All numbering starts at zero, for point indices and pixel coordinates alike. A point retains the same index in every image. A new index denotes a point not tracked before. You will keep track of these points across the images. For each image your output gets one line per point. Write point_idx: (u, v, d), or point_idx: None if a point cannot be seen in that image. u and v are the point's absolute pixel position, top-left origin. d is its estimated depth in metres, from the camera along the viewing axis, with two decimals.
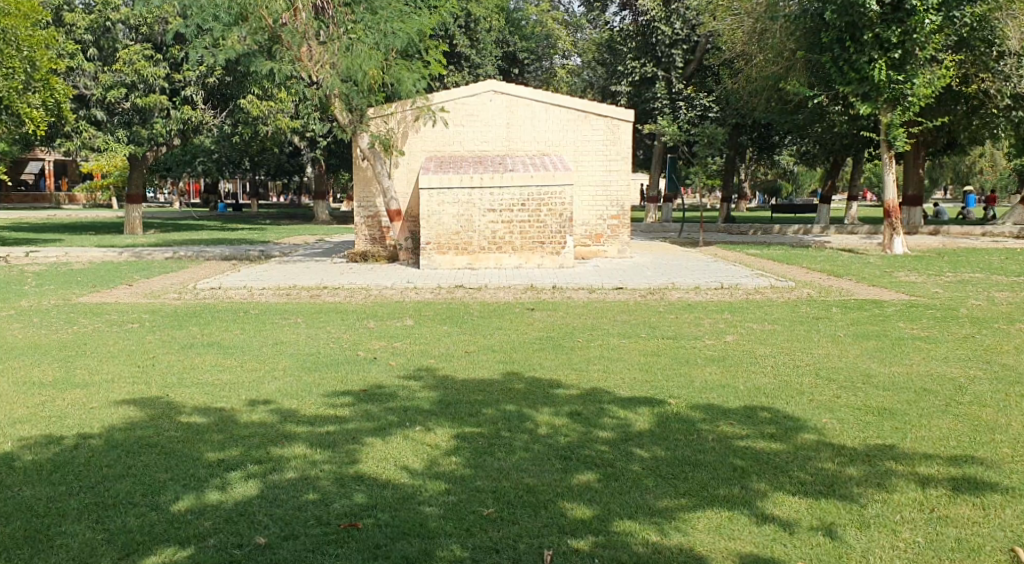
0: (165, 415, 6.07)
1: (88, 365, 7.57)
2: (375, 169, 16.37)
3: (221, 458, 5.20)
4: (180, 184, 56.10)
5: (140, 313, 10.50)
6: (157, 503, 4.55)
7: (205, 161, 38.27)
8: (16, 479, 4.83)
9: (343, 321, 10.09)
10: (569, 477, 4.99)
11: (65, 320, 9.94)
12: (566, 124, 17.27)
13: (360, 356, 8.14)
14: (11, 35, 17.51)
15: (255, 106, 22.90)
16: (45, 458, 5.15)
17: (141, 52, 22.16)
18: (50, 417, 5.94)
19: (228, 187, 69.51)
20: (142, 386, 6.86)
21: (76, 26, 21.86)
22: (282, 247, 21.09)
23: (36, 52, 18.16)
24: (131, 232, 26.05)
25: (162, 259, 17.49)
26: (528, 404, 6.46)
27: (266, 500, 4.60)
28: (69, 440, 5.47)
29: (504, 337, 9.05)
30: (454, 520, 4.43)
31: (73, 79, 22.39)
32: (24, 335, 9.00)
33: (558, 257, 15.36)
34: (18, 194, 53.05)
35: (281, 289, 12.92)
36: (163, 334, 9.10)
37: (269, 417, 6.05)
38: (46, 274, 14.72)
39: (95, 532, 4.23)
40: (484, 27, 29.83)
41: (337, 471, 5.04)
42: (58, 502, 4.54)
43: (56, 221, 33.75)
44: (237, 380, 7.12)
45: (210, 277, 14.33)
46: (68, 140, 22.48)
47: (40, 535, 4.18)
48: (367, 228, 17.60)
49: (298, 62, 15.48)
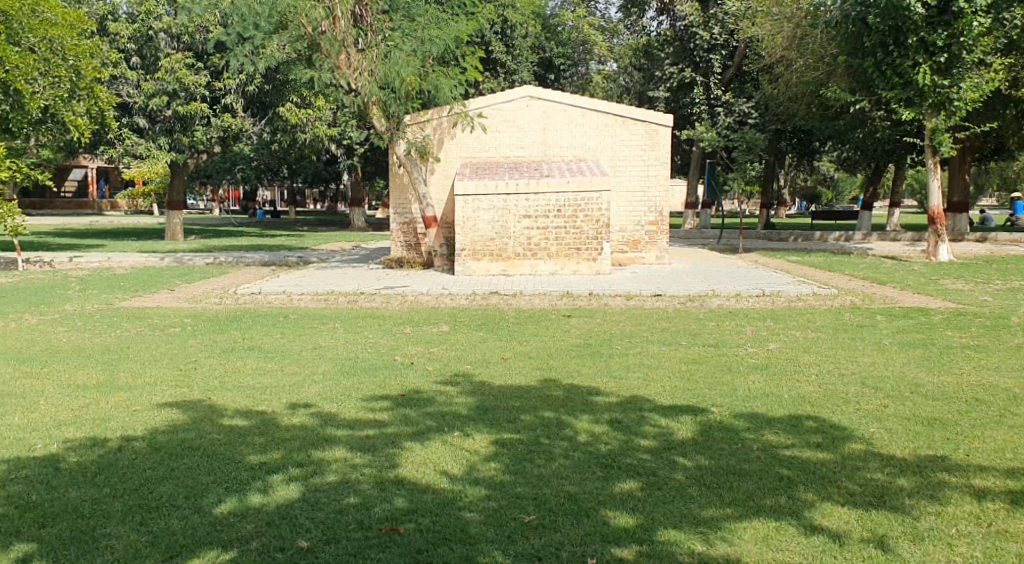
0: (207, 418, 6.11)
1: (132, 368, 7.67)
2: (411, 176, 16.43)
3: (262, 461, 5.20)
4: (218, 191, 57.06)
5: (182, 318, 10.65)
6: (201, 505, 4.56)
7: (243, 168, 38.83)
8: (63, 480, 4.87)
9: (381, 327, 10.09)
10: (611, 485, 4.92)
11: (110, 324, 10.10)
12: (603, 129, 17.19)
13: (396, 362, 8.10)
14: (58, 45, 18.06)
15: (294, 114, 23.23)
16: (90, 460, 5.20)
17: (182, 61, 22.46)
18: (94, 420, 6.00)
19: (266, 195, 70.47)
20: (185, 389, 6.92)
21: (120, 34, 22.28)
22: (320, 253, 21.26)
23: (82, 61, 18.62)
24: (171, 238, 26.41)
25: (203, 265, 17.75)
26: (568, 411, 6.39)
27: (307, 504, 4.59)
28: (114, 442, 5.52)
29: (542, 343, 9.01)
30: (496, 526, 4.38)
31: (117, 87, 22.90)
32: (70, 338, 9.17)
33: (595, 264, 15.27)
34: (62, 201, 54.39)
35: (317, 294, 13.01)
36: (206, 338, 9.20)
37: (309, 420, 6.07)
38: (90, 279, 15.00)
39: (139, 534, 4.24)
40: (520, 33, 29.93)
41: (377, 476, 5.01)
42: (103, 503, 4.57)
43: (100, 228, 34.44)
44: (276, 384, 7.12)
45: (250, 283, 14.46)
46: (111, 147, 22.98)
47: (87, 537, 4.19)
48: (402, 234, 17.70)
49: (337, 69, 15.49)
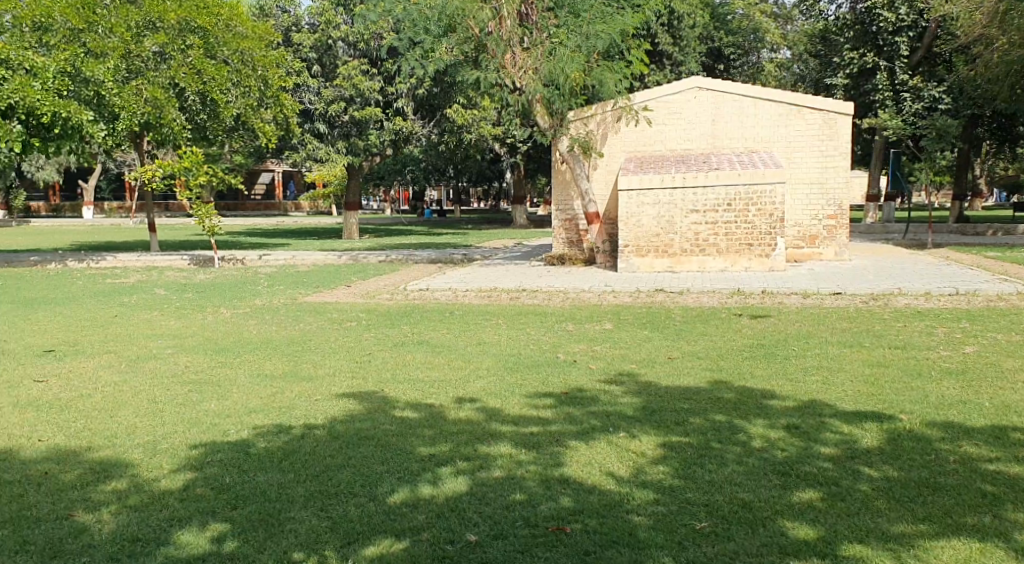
0: (381, 409, 6.32)
1: (313, 359, 8.10)
2: (575, 171, 16.40)
3: (432, 453, 5.31)
4: (390, 191, 59.67)
5: (357, 312, 11.15)
6: (375, 494, 4.70)
7: (413, 168, 40.37)
8: (252, 463, 5.17)
9: (545, 324, 10.12)
10: (788, 494, 4.63)
11: (293, 318, 10.73)
12: (777, 118, 16.45)
13: (560, 359, 8.08)
14: (249, 57, 19.62)
15: (462, 114, 23.88)
16: (276, 446, 5.50)
17: (358, 68, 23.61)
18: (280, 408, 6.36)
19: (434, 195, 72.97)
20: (360, 380, 7.22)
21: (303, 45, 23.78)
22: (485, 250, 21.69)
23: (269, 72, 20.03)
24: (348, 237, 27.83)
25: (376, 262, 18.55)
26: (739, 414, 6.11)
27: (475, 498, 4.63)
28: (296, 430, 5.82)
29: (711, 343, 8.71)
30: (665, 531, 4.23)
31: (300, 95, 24.37)
32: (258, 330, 9.82)
33: (768, 260, 14.62)
34: (252, 202, 58.76)
35: (482, 291, 13.23)
36: (379, 332, 9.57)
37: (476, 415, 6.15)
38: (276, 275, 16.04)
39: (320, 519, 4.41)
40: (687, 24, 29.24)
41: (543, 473, 4.98)
42: (287, 488, 4.80)
43: (285, 227, 36.90)
44: (444, 378, 7.28)
45: (419, 279, 14.94)
46: (295, 151, 24.45)
47: (272, 518, 4.40)
48: (564, 230, 17.70)
49: (503, 69, 15.62)
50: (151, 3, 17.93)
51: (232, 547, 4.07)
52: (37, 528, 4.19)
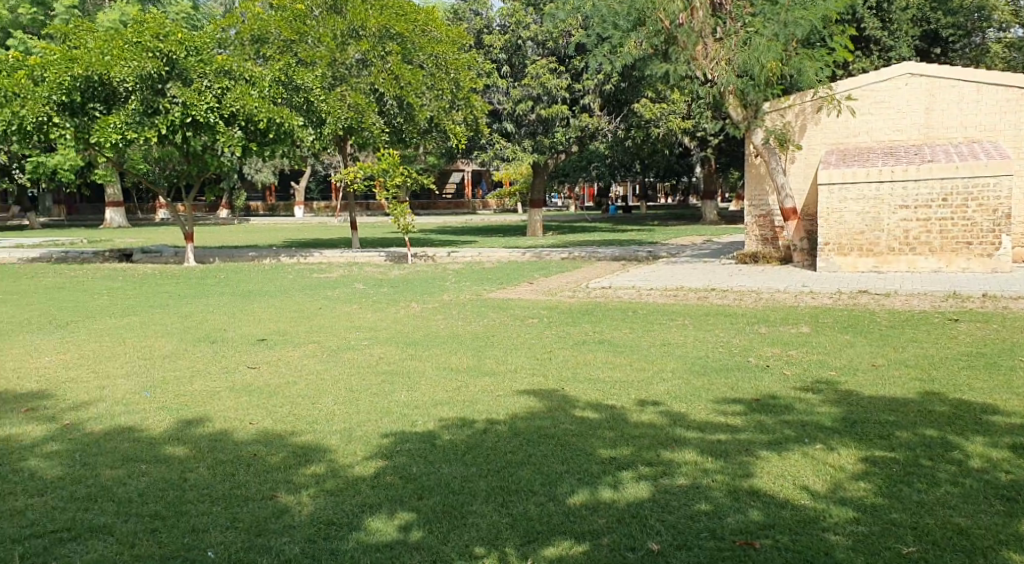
0: (562, 407, 6.29)
1: (496, 355, 8.23)
2: (769, 165, 15.66)
3: (613, 456, 5.20)
4: (576, 188, 60.04)
5: (541, 309, 11.23)
6: (556, 494, 4.66)
7: (599, 165, 40.32)
8: (437, 455, 5.29)
9: (733, 325, 9.71)
10: (1015, 523, 4.10)
11: (479, 313, 10.98)
12: (1003, 104, 14.86)
13: (749, 363, 7.69)
14: (442, 60, 20.27)
15: (650, 110, 23.54)
16: (460, 439, 5.60)
17: (547, 66, 23.85)
18: (464, 402, 6.49)
19: (620, 192, 72.61)
20: (542, 378, 7.24)
21: (493, 46, 24.48)
22: (671, 247, 21.21)
23: (460, 74, 20.55)
24: (533, 234, 28.22)
25: (560, 260, 18.65)
26: (955, 430, 5.52)
27: (658, 505, 4.47)
28: (479, 424, 5.91)
29: (921, 350, 7.97)
30: (867, 554, 3.87)
31: (490, 95, 24.96)
32: (446, 325, 10.13)
33: (990, 261, 13.24)
34: (444, 200, 61.13)
35: (668, 290, 12.92)
36: (562, 330, 9.58)
37: (658, 418, 5.97)
38: (464, 272, 16.53)
39: (501, 516, 4.41)
40: (898, 5, 27.18)
41: (730, 484, 4.73)
42: (470, 482, 4.86)
43: (475, 225, 38.03)
44: (627, 379, 7.15)
45: (603, 277, 14.85)
46: (484, 151, 25.04)
47: (455, 511, 4.46)
48: (758, 227, 16.97)
49: (693, 61, 15.43)
50: (354, 12, 19.03)
51: (417, 537, 4.16)
52: (245, 506, 4.50)
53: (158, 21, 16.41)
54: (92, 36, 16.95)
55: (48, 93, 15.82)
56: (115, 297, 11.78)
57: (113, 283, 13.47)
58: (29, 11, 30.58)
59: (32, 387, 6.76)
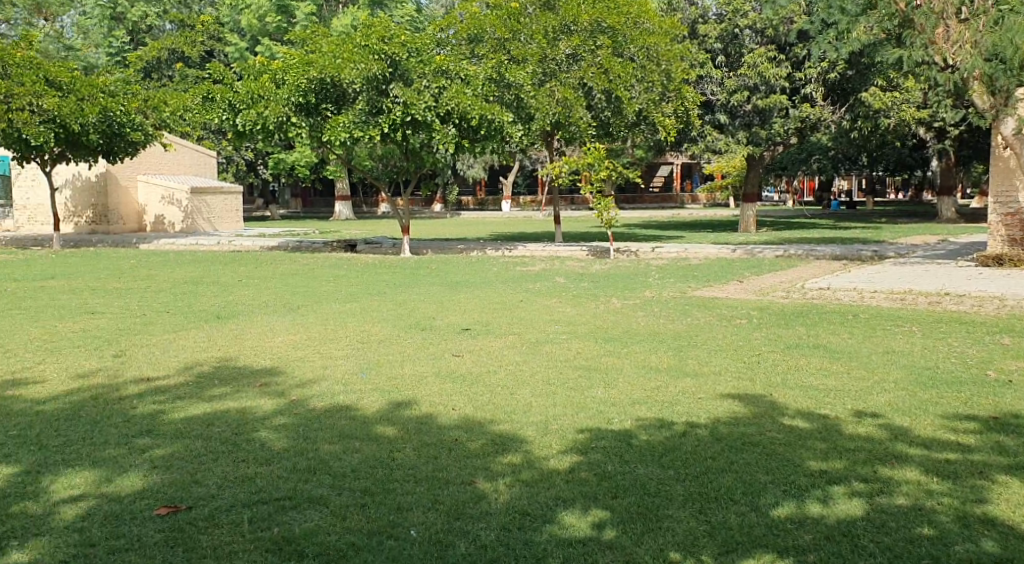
0: (768, 414, 5.96)
1: (700, 356, 7.96)
2: (1019, 158, 13.83)
3: (824, 469, 4.85)
4: (794, 182, 57.11)
5: (750, 309, 10.75)
6: (758, 504, 4.41)
7: (820, 157, 38.05)
8: (633, 455, 5.18)
9: (971, 334, 8.75)
10: None
11: (684, 311, 10.70)
12: None
13: (988, 377, 6.89)
14: (654, 52, 20.11)
15: (879, 98, 21.92)
16: (658, 440, 5.46)
17: (765, 55, 22.87)
18: (664, 402, 6.33)
19: (843, 186, 68.16)
20: (747, 382, 6.91)
21: (709, 35, 23.81)
22: (898, 247, 19.56)
23: (671, 65, 20.37)
24: (744, 230, 27.15)
25: (773, 258, 17.78)
26: None
27: (873, 525, 4.10)
28: (679, 426, 5.73)
29: None
30: None
31: (703, 87, 24.32)
32: (648, 322, 9.96)
33: None
34: (652, 194, 60.42)
35: (894, 293, 11.91)
36: (771, 332, 9.11)
37: (877, 432, 5.49)
38: (670, 268, 16.21)
39: (699, 522, 4.23)
40: None
41: (960, 509, 4.25)
42: (667, 485, 4.71)
43: (683, 220, 37.26)
44: (842, 388, 6.65)
45: (820, 277, 13.97)
46: (694, 143, 24.42)
47: (651, 513, 4.33)
48: (1005, 227, 15.24)
49: (932, 45, 13.94)
50: (567, 8, 19.27)
51: (611, 536, 4.09)
52: (445, 490, 4.64)
53: (383, 25, 17.41)
54: (326, 40, 18.31)
55: (288, 95, 17.29)
56: (339, 284, 12.68)
57: (338, 271, 14.51)
58: (276, 19, 33.68)
59: (265, 364, 7.42)
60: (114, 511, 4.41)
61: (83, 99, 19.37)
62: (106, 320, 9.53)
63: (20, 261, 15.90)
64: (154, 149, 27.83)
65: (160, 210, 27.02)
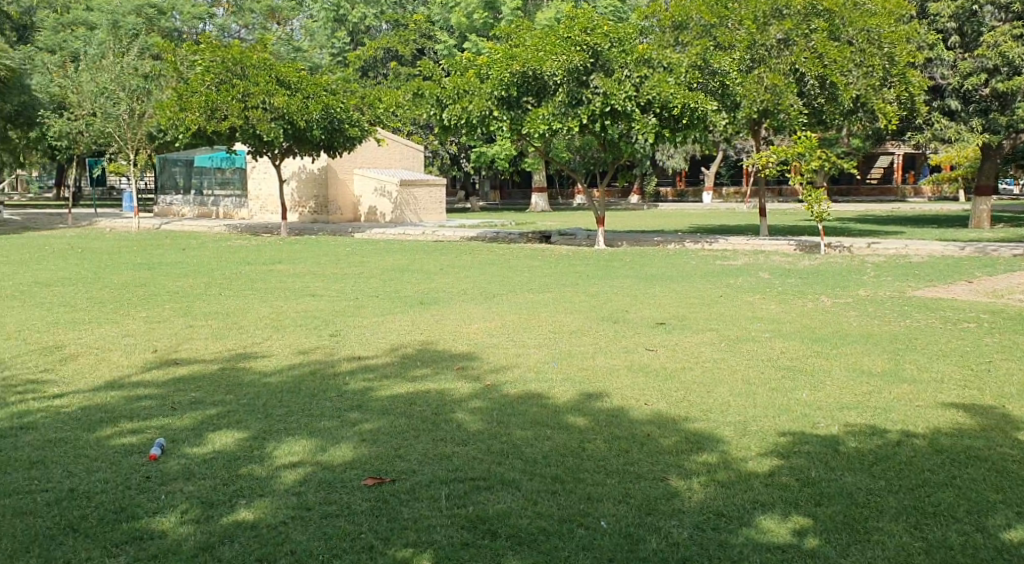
0: (998, 428, 5.37)
1: (919, 360, 7.32)
2: None
3: None
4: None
5: (980, 312, 9.75)
6: (984, 525, 3.99)
7: None
8: (840, 462, 4.84)
9: None
10: None
11: (901, 312, 9.90)
12: None
13: None
14: (874, 34, 18.86)
15: None
16: (867, 448, 5.07)
17: (1009, 33, 20.60)
18: (876, 408, 5.88)
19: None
20: (974, 391, 6.26)
21: (941, 14, 21.86)
22: None
23: (896, 48, 18.89)
24: (975, 226, 24.72)
25: (1009, 256, 16.03)
26: None
27: None
28: (893, 435, 5.29)
29: None
30: None
31: (932, 70, 22.43)
32: (860, 322, 9.30)
33: None
34: (868, 187, 56.51)
35: None
36: (1005, 338, 8.20)
37: None
38: (885, 265, 15.06)
39: (914, 538, 3.89)
40: None
41: None
42: (878, 496, 4.37)
43: (903, 214, 34.53)
44: None
45: None
46: (920, 132, 22.55)
47: (859, 525, 4.03)
48: None
49: None
50: None
51: (813, 544, 3.84)
52: (637, 484, 4.57)
53: (586, 16, 17.47)
54: (529, 34, 18.62)
55: (492, 89, 17.78)
56: (535, 274, 12.88)
57: (535, 261, 14.74)
58: (483, 15, 34.85)
59: (463, 349, 7.67)
60: (327, 479, 4.74)
61: (309, 98, 20.95)
62: (323, 303, 10.27)
63: (253, 246, 17.50)
64: (368, 143, 29.65)
65: (373, 201, 28.78)
